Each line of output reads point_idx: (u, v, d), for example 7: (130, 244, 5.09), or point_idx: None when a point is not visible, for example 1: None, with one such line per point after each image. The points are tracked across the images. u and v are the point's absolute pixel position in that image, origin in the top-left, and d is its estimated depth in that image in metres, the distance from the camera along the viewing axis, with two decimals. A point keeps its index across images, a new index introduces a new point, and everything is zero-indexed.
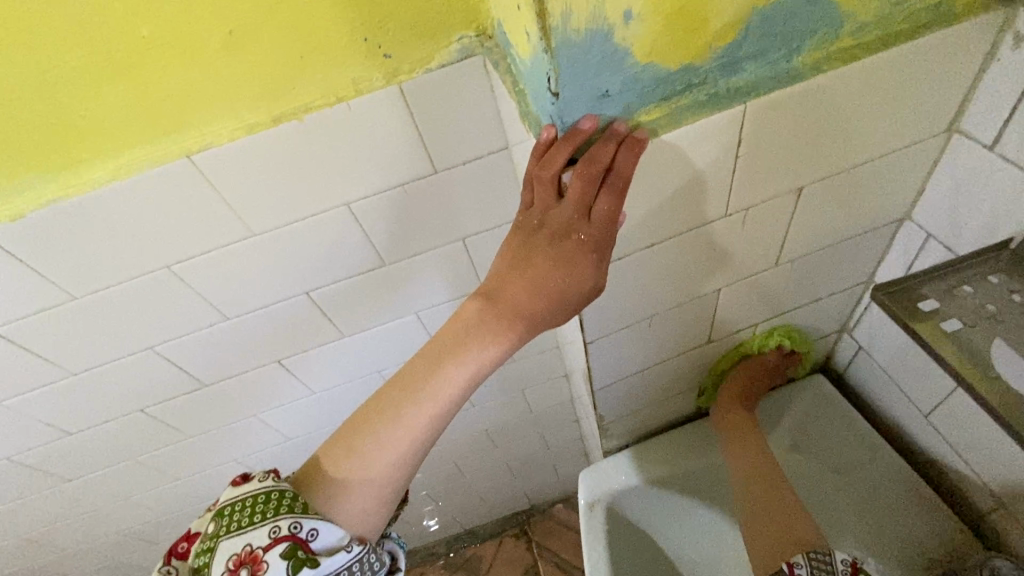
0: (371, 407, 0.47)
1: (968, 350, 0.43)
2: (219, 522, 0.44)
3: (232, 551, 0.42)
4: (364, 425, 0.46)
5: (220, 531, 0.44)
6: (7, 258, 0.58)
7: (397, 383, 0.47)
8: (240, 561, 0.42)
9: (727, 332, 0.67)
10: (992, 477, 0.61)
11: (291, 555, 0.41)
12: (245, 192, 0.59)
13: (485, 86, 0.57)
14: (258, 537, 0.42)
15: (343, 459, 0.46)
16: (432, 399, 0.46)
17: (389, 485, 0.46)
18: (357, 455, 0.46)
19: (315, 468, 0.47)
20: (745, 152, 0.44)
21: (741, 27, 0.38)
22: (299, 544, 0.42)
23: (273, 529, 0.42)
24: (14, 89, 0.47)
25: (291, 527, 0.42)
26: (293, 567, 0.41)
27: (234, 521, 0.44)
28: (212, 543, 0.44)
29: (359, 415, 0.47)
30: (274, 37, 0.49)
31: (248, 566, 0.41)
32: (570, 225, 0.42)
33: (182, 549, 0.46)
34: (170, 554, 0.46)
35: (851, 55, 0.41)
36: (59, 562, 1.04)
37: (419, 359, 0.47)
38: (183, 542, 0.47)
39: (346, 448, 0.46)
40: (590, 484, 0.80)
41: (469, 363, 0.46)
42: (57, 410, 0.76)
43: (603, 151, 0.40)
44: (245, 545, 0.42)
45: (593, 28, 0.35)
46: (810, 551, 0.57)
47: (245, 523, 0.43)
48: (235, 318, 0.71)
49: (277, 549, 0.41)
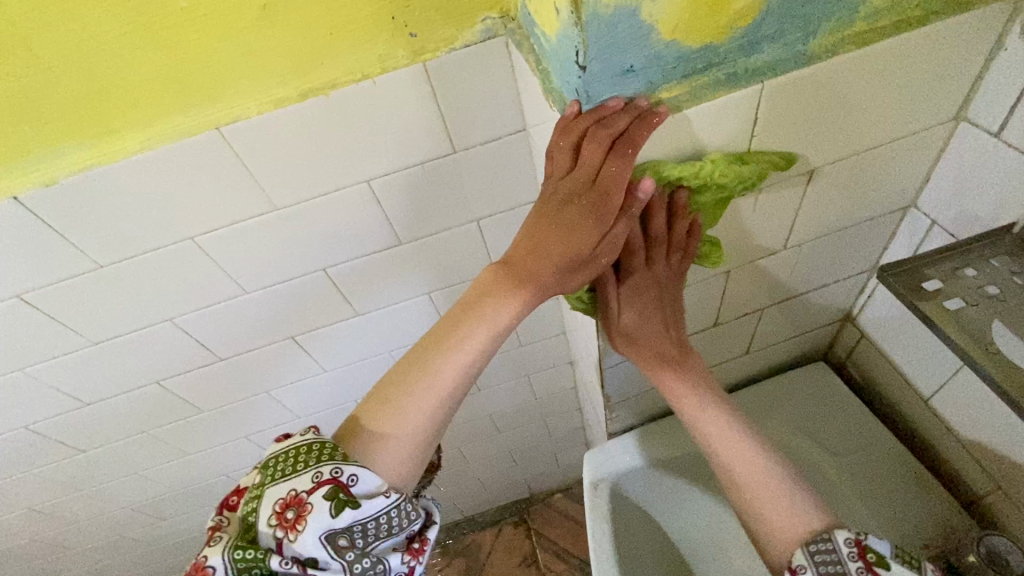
0: (405, 362, 0.52)
1: (970, 329, 0.45)
2: (265, 472, 0.49)
3: (279, 496, 0.47)
4: (398, 379, 0.51)
5: (266, 480, 0.49)
6: (36, 224, 0.59)
7: (428, 339, 0.52)
8: (286, 504, 0.46)
9: (735, 316, 0.69)
10: (990, 459, 0.63)
11: (333, 496, 0.45)
12: (270, 166, 0.60)
13: (506, 67, 0.58)
14: (301, 482, 0.47)
15: (379, 412, 0.50)
16: (460, 352, 0.50)
17: (425, 432, 0.51)
18: (393, 406, 0.50)
19: (354, 422, 0.51)
20: (761, 132, 0.46)
21: (762, 9, 0.40)
22: (340, 487, 0.46)
23: (316, 474, 0.46)
24: (53, 56, 0.49)
25: (332, 472, 0.46)
26: (336, 507, 0.45)
27: (279, 471, 0.48)
28: (260, 491, 0.48)
29: (393, 371, 0.52)
30: (307, 12, 0.50)
31: (294, 508, 0.46)
32: (583, 191, 0.45)
33: (233, 502, 0.51)
34: (223, 506, 0.51)
35: (867, 40, 0.43)
36: (70, 535, 1.07)
37: (446, 319, 0.52)
38: (234, 496, 0.52)
39: (382, 401, 0.51)
40: (595, 465, 0.82)
41: (492, 320, 0.50)
42: (77, 380, 0.77)
43: (618, 118, 0.41)
44: (291, 489, 0.46)
45: (623, 4, 0.36)
46: (808, 545, 0.47)
47: (290, 471, 0.48)
48: (253, 292, 0.73)
49: (320, 491, 0.46)
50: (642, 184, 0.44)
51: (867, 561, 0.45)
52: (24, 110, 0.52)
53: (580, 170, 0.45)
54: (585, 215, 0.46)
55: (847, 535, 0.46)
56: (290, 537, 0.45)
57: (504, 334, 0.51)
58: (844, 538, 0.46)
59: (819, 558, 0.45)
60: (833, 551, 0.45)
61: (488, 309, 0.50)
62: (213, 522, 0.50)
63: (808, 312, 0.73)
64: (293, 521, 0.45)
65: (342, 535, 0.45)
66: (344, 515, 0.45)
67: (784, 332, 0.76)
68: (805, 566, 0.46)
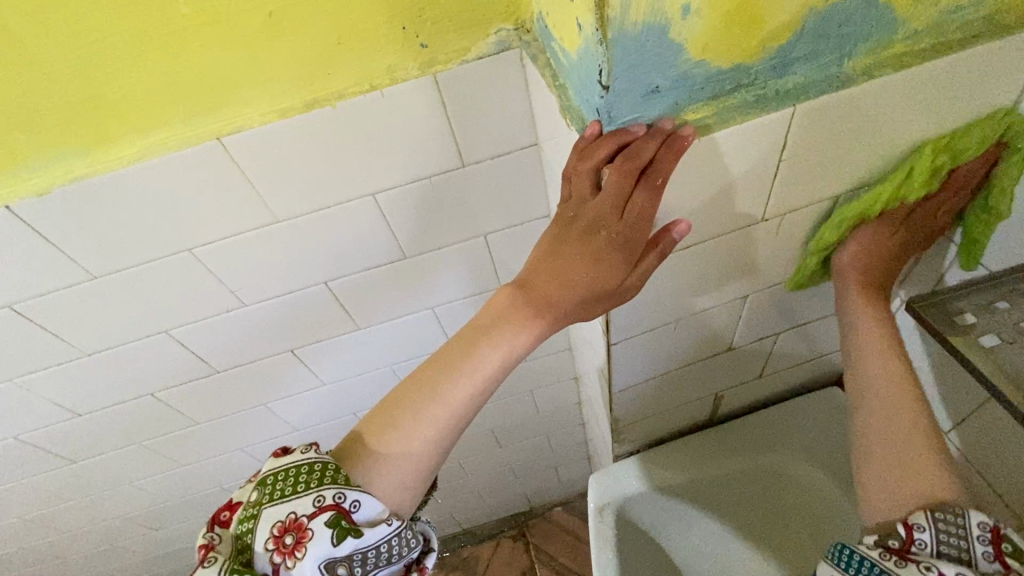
0: (409, 384, 0.49)
1: (1006, 368, 0.43)
2: (262, 491, 0.46)
3: (277, 518, 0.44)
4: (401, 404, 0.48)
5: (263, 499, 0.46)
6: (28, 233, 0.57)
7: (438, 362, 0.49)
8: (284, 528, 0.43)
9: (750, 340, 0.67)
10: (1014, 496, 0.60)
11: (334, 524, 0.43)
12: (273, 176, 0.58)
13: (519, 80, 0.56)
14: (302, 505, 0.44)
15: (382, 434, 0.48)
16: (467, 378, 0.48)
17: (425, 461, 0.48)
18: (394, 431, 0.48)
19: (355, 441, 0.49)
20: (788, 158, 0.44)
21: (796, 29, 0.38)
22: (341, 514, 0.43)
23: (318, 498, 0.44)
24: (48, 62, 0.46)
25: (335, 497, 0.44)
26: (337, 535, 0.42)
27: (278, 490, 0.45)
28: (256, 510, 0.45)
29: (396, 394, 0.49)
30: (313, 19, 0.48)
31: (293, 533, 0.43)
32: (608, 223, 0.43)
33: (225, 518, 0.48)
34: (214, 522, 0.48)
35: (904, 63, 0.40)
36: (60, 545, 1.04)
37: (457, 342, 0.49)
38: (225, 511, 0.49)
39: (385, 422, 0.48)
40: (601, 487, 0.79)
41: (506, 346, 0.48)
42: (69, 390, 0.75)
43: (645, 147, 0.39)
44: (290, 512, 0.44)
45: (651, 22, 0.35)
46: (931, 509, 0.43)
47: (289, 491, 0.45)
48: (252, 305, 0.71)
49: (322, 517, 0.43)
50: (680, 227, 0.43)
51: (999, 550, 0.41)
52: (19, 117, 0.49)
53: (606, 199, 0.42)
54: (609, 247, 0.43)
55: (983, 519, 0.42)
56: (288, 564, 0.42)
57: (514, 363, 0.49)
58: (980, 520, 0.42)
59: (943, 525, 0.42)
60: (962, 526, 0.42)
61: (502, 334, 0.48)
62: (203, 540, 0.46)
63: (825, 337, 0.71)
64: (291, 547, 0.43)
65: (341, 564, 0.43)
66: (345, 544, 0.43)
67: (798, 357, 0.74)
68: (924, 526, 0.42)
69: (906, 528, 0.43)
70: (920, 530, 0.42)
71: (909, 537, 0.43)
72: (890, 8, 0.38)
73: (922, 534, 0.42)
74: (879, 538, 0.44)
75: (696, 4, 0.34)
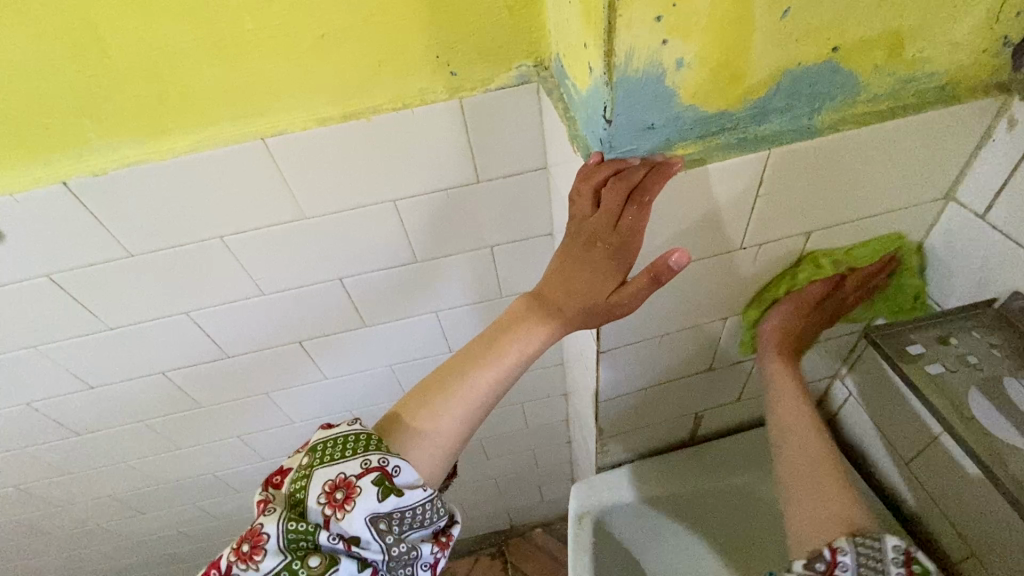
0: (440, 374, 0.56)
1: (951, 395, 0.49)
2: (313, 455, 0.51)
3: (327, 477, 0.49)
4: (432, 391, 0.54)
5: (314, 462, 0.50)
6: (80, 210, 0.63)
7: (465, 353, 0.56)
8: (335, 485, 0.48)
9: (729, 362, 0.71)
10: (965, 525, 0.65)
11: (380, 483, 0.48)
12: (305, 178, 0.64)
13: (535, 109, 0.63)
14: (350, 467, 0.49)
15: (416, 412, 0.54)
16: (494, 365, 0.54)
17: (456, 436, 0.54)
18: (428, 409, 0.54)
19: (392, 419, 0.54)
20: (765, 193, 0.50)
21: (773, 84, 0.44)
22: (385, 476, 0.48)
23: (364, 461, 0.49)
24: (127, 60, 0.53)
25: (379, 461, 0.49)
26: (382, 492, 0.48)
27: (327, 454, 0.50)
28: (308, 471, 0.50)
29: (425, 383, 0.56)
30: (361, 44, 0.56)
31: (343, 489, 0.48)
32: (606, 233, 0.49)
33: (277, 481, 0.53)
34: (267, 483, 0.53)
35: (864, 121, 0.47)
36: (50, 520, 1.07)
37: (483, 337, 0.56)
38: (277, 475, 0.53)
39: (419, 403, 0.54)
40: (580, 496, 0.83)
41: (524, 341, 0.54)
42: (87, 363, 0.79)
43: (633, 170, 0.46)
44: (339, 472, 0.49)
45: (650, 69, 0.41)
46: (854, 534, 0.48)
47: (338, 455, 0.50)
48: (269, 295, 0.76)
49: (368, 477, 0.48)
50: (672, 255, 0.45)
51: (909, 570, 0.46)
52: (94, 104, 0.56)
53: (604, 212, 0.48)
54: (608, 256, 0.50)
55: (897, 543, 0.47)
56: (338, 516, 0.47)
57: (535, 355, 0.55)
58: (893, 544, 0.47)
59: (864, 549, 0.46)
60: (879, 549, 0.46)
61: (521, 331, 0.54)
62: (259, 496, 0.51)
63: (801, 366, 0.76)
64: (342, 501, 0.47)
65: (383, 519, 0.48)
66: (388, 501, 0.48)
67: None
68: (846, 549, 0.47)
69: (831, 551, 0.47)
70: (843, 552, 0.47)
71: (834, 560, 0.47)
72: (855, 74, 0.45)
73: (846, 556, 0.46)
74: (807, 563, 0.48)
75: (688, 59, 0.41)
